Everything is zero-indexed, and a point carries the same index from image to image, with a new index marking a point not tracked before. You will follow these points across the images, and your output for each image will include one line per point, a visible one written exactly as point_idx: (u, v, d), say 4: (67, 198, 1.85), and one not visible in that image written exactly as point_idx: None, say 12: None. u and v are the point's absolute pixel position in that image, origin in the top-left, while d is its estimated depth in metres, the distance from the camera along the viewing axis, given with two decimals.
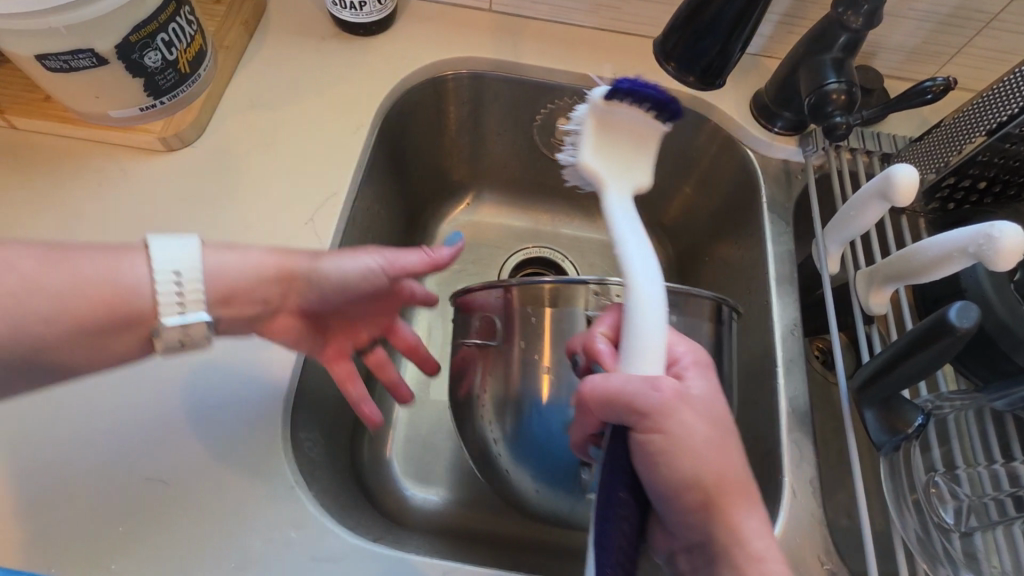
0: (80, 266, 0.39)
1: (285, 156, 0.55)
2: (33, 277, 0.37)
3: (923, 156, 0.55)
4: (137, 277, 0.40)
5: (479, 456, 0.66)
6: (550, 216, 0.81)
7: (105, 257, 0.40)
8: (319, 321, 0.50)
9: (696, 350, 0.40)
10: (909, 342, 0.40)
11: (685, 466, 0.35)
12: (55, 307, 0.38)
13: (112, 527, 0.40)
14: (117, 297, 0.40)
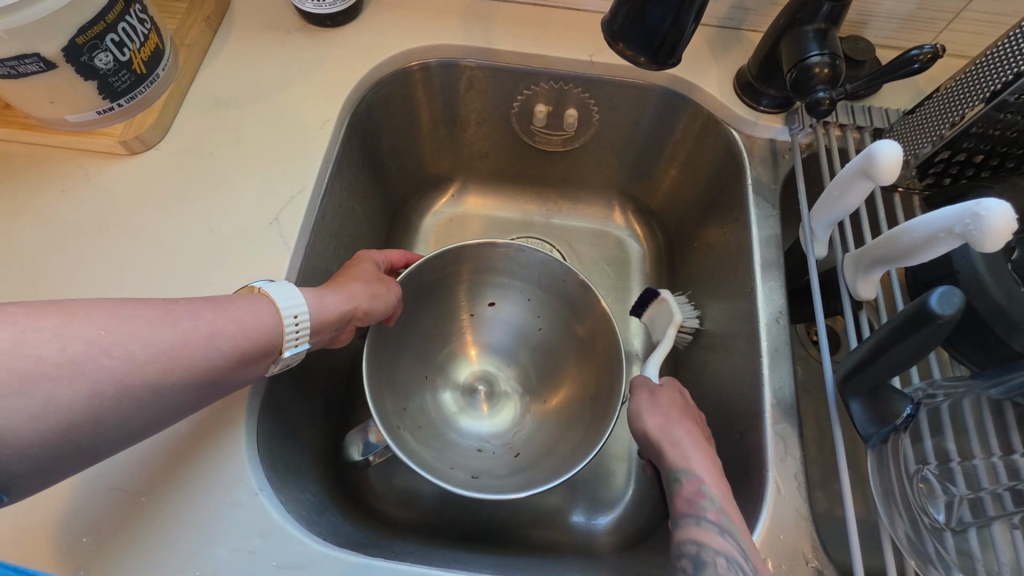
0: (235, 316, 0.39)
1: (250, 154, 0.54)
2: (206, 333, 0.37)
3: (916, 131, 0.52)
4: (264, 320, 0.41)
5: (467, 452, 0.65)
6: (537, 205, 0.79)
7: (244, 303, 0.40)
8: (353, 298, 0.49)
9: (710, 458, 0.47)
10: (892, 330, 0.37)
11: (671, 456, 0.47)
12: (217, 361, 0.37)
13: (78, 536, 0.40)
14: (266, 347, 0.40)
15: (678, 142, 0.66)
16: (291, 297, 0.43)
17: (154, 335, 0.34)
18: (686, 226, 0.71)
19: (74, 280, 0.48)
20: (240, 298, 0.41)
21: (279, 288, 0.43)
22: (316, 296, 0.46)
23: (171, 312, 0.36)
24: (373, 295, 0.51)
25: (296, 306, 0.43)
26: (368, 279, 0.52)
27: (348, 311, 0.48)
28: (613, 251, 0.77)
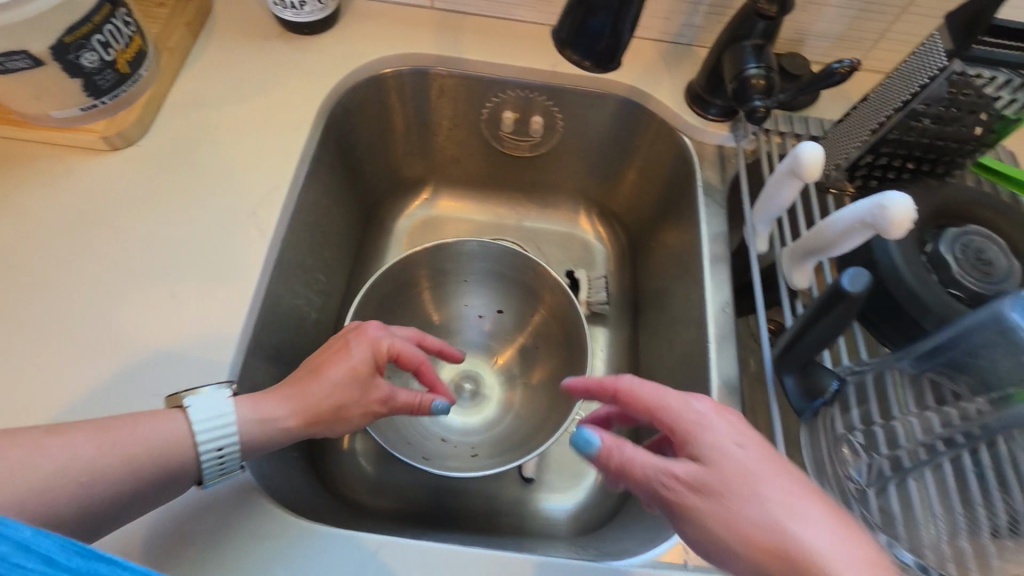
0: (145, 441, 0.39)
1: (230, 152, 0.57)
2: (122, 487, 0.37)
3: (845, 137, 0.57)
4: (183, 446, 0.40)
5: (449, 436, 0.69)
6: (508, 209, 0.83)
7: (153, 425, 0.40)
8: (310, 403, 0.45)
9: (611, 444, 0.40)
10: (813, 310, 0.41)
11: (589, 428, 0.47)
12: (142, 489, 0.38)
13: None
14: (184, 470, 0.40)
15: (636, 149, 0.71)
16: (217, 413, 0.41)
17: (83, 495, 0.36)
18: (646, 227, 0.75)
19: (54, 268, 0.50)
20: (150, 417, 0.40)
21: (206, 403, 0.42)
22: (252, 405, 0.43)
23: (73, 442, 0.36)
24: (337, 407, 0.46)
25: (223, 433, 0.41)
26: (333, 380, 0.46)
27: (302, 429, 0.45)
28: (579, 252, 0.82)
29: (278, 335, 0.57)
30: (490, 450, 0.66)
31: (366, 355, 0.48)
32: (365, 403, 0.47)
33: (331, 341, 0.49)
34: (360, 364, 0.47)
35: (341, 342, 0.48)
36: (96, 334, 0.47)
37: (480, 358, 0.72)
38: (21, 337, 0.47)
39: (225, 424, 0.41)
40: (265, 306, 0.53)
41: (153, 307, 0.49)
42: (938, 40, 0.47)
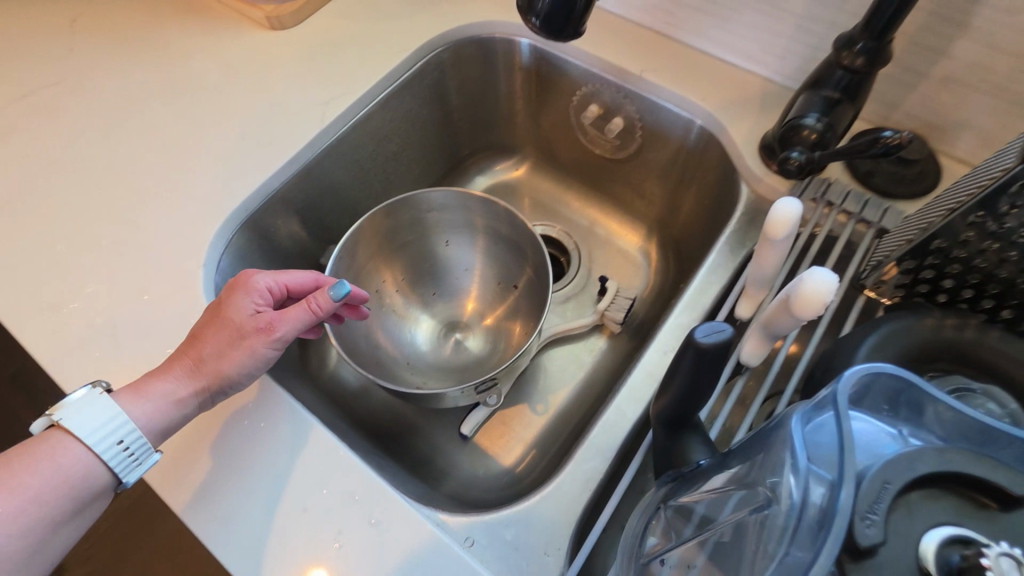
0: (45, 477, 0.42)
1: (344, 56, 0.70)
2: (39, 510, 0.42)
3: (898, 234, 0.48)
4: (83, 463, 0.43)
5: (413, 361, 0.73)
6: (578, 202, 0.84)
7: (42, 460, 0.42)
8: (198, 368, 0.47)
9: (305, 312, 0.51)
10: (677, 357, 0.37)
11: (291, 319, 0.51)
12: (61, 518, 0.43)
13: (98, 243, 0.58)
14: (104, 482, 0.44)
15: (700, 183, 0.67)
16: (98, 428, 0.44)
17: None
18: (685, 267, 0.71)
19: (195, 94, 0.68)
20: (37, 455, 0.42)
21: (82, 419, 0.43)
22: (136, 394, 0.45)
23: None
24: (224, 356, 0.47)
25: (116, 434, 0.43)
26: (213, 339, 0.48)
27: (199, 393, 0.47)
28: (620, 269, 0.80)
29: (311, 207, 0.69)
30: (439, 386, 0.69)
31: (246, 306, 0.50)
32: (258, 343, 0.49)
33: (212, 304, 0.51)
34: (240, 318, 0.49)
35: (217, 302, 0.50)
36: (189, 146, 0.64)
37: (461, 308, 0.75)
38: (153, 130, 0.65)
39: (109, 423, 0.44)
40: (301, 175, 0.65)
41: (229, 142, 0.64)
42: (1014, 145, 0.37)
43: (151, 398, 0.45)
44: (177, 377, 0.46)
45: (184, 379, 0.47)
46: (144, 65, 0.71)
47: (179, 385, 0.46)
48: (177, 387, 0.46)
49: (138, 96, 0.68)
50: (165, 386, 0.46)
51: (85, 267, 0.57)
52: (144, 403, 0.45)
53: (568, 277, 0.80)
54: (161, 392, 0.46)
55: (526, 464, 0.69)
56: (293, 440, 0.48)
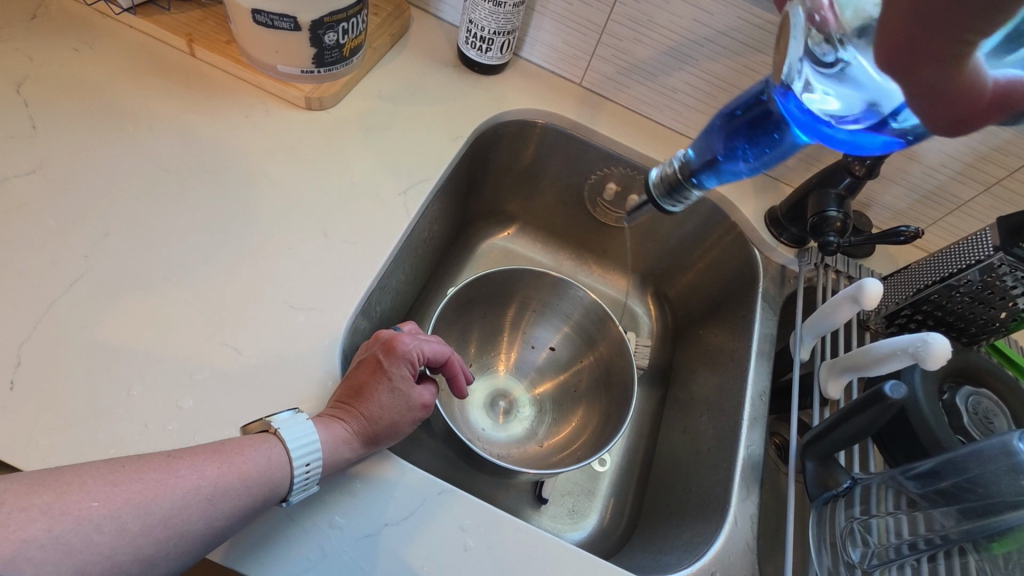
0: (247, 459, 0.41)
1: (397, 139, 0.67)
2: (207, 494, 0.38)
3: (891, 291, 0.68)
4: (273, 461, 0.42)
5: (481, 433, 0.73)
6: (574, 263, 0.94)
7: (251, 450, 0.41)
8: (356, 412, 0.47)
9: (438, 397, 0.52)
10: (853, 405, 0.49)
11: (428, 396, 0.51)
12: (213, 514, 0.38)
13: (185, 377, 0.47)
14: (270, 493, 0.41)
15: (707, 248, 0.82)
16: (303, 439, 0.43)
17: (153, 505, 0.36)
18: (696, 316, 0.86)
19: (237, 182, 0.59)
20: (248, 442, 0.42)
21: (291, 425, 0.44)
22: (324, 425, 0.45)
23: (173, 468, 0.38)
24: (388, 417, 0.47)
25: (307, 451, 0.43)
26: (382, 398, 0.48)
27: (363, 445, 0.46)
28: (628, 321, 0.91)
29: (382, 298, 0.65)
30: (513, 461, 0.71)
31: (404, 372, 0.49)
32: (411, 413, 0.49)
33: (365, 359, 0.50)
34: (398, 383, 0.49)
35: (374, 360, 0.50)
36: (256, 245, 0.55)
37: (519, 378, 0.79)
38: (198, 227, 0.55)
39: (306, 442, 0.43)
40: (387, 268, 0.61)
41: (306, 238, 0.57)
42: (989, 234, 0.58)
43: (323, 429, 0.44)
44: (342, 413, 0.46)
45: (348, 415, 0.46)
46: (151, 146, 0.58)
47: (343, 418, 0.46)
48: (341, 420, 0.46)
49: (159, 186, 0.56)
50: (333, 420, 0.45)
51: (184, 410, 0.46)
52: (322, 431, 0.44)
53: None
54: (330, 425, 0.45)
55: (609, 513, 0.75)
56: (519, 550, 0.47)
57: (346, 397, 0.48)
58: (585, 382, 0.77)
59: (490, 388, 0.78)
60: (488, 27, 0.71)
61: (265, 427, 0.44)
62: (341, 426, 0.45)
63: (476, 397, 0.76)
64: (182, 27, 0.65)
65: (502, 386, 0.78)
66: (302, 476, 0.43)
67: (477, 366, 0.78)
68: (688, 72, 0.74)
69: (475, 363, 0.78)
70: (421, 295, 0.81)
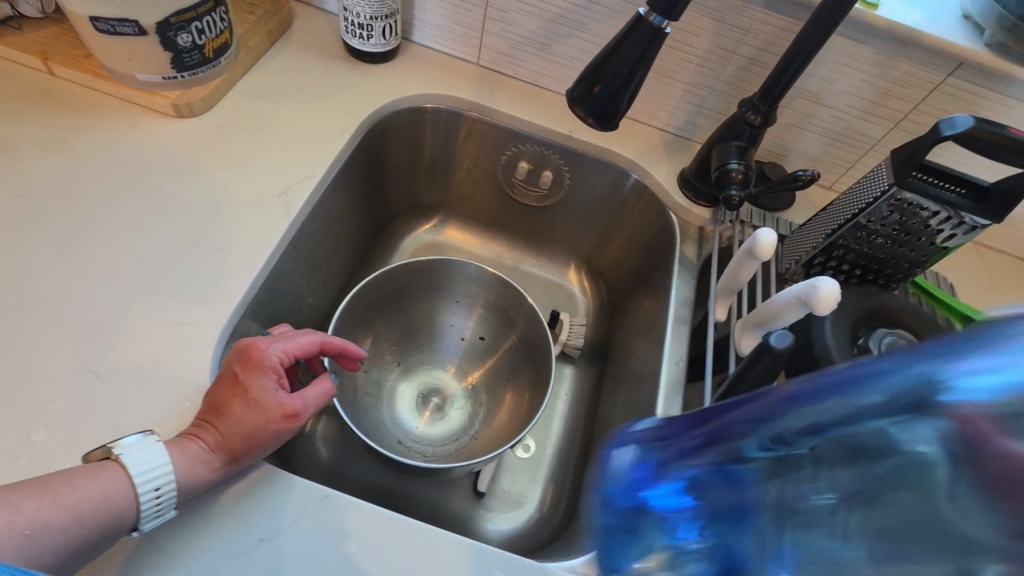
0: (76, 490, 0.39)
1: (279, 137, 0.65)
2: (25, 531, 0.36)
3: (804, 239, 0.66)
4: (108, 488, 0.40)
5: (409, 434, 0.71)
6: (503, 248, 0.92)
7: (83, 480, 0.39)
8: (216, 432, 0.44)
9: (319, 396, 0.50)
10: (747, 364, 0.47)
11: (305, 397, 0.49)
12: (34, 550, 0.36)
13: (43, 408, 0.45)
14: (109, 525, 0.39)
15: (628, 217, 0.80)
16: (150, 463, 0.41)
17: None
18: (627, 288, 0.84)
19: (101, 200, 0.56)
20: (81, 470, 0.40)
21: (136, 451, 0.42)
22: (178, 449, 0.43)
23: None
24: (250, 430, 0.45)
25: (157, 476, 0.41)
26: (243, 413, 0.45)
27: (226, 463, 0.44)
28: (563, 301, 0.90)
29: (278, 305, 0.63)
30: (443, 459, 0.69)
31: (266, 381, 0.47)
32: (281, 422, 0.47)
33: (225, 372, 0.47)
34: (261, 394, 0.46)
35: (232, 373, 0.47)
36: (121, 262, 0.53)
37: (444, 369, 0.77)
38: (55, 251, 0.52)
39: (154, 467, 0.41)
40: (272, 274, 0.59)
41: (176, 250, 0.54)
42: (884, 169, 0.56)
43: (175, 455, 0.42)
44: (200, 436, 0.44)
45: (206, 436, 0.44)
46: (6, 172, 0.56)
47: (201, 441, 0.44)
48: (198, 443, 0.44)
49: (15, 212, 0.54)
50: (188, 443, 0.43)
51: (36, 443, 0.43)
52: (174, 457, 0.42)
53: None
54: (185, 449, 0.43)
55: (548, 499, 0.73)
56: (410, 551, 0.45)
57: (205, 416, 0.46)
58: (512, 368, 0.75)
59: (412, 385, 0.75)
60: (364, 13, 0.68)
61: (107, 454, 0.42)
62: (197, 449, 0.43)
63: (401, 398, 0.74)
64: (37, 45, 0.62)
65: (425, 381, 0.76)
66: (152, 502, 0.41)
67: (394, 366, 0.75)
68: (578, 37, 0.71)
69: (394, 362, 0.75)
70: (340, 298, 0.79)
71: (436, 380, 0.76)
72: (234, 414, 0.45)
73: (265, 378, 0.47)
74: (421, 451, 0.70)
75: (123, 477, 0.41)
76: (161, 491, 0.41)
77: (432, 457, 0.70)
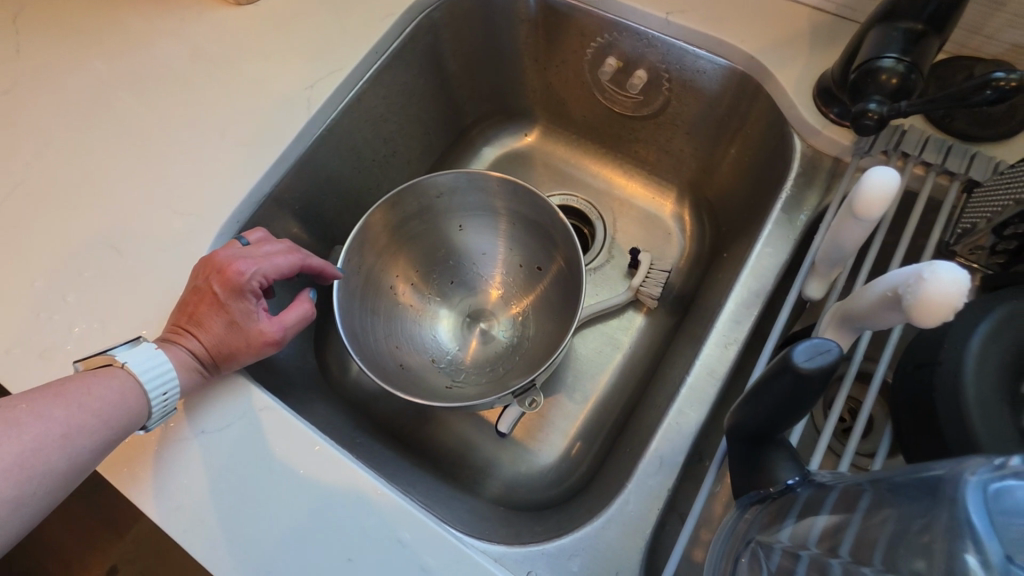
0: (93, 396, 0.42)
1: (323, 27, 0.61)
2: (59, 434, 0.41)
3: (1003, 189, 0.40)
4: (120, 391, 0.43)
5: (440, 362, 0.67)
6: (593, 166, 0.78)
7: (95, 384, 0.43)
8: (196, 347, 0.46)
9: (299, 320, 0.51)
10: (767, 380, 0.31)
11: (285, 319, 0.50)
12: (72, 450, 0.41)
13: (75, 275, 0.51)
14: (131, 421, 0.43)
15: (739, 137, 0.59)
16: (152, 369, 0.44)
17: (1, 453, 0.39)
18: (729, 232, 0.64)
19: (159, 89, 0.60)
20: (93, 378, 0.44)
21: (140, 358, 0.45)
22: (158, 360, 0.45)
23: (12, 418, 0.40)
24: (229, 347, 0.47)
25: (163, 380, 0.44)
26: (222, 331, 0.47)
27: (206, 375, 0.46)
28: (653, 237, 0.74)
29: (308, 207, 0.62)
30: (470, 390, 0.65)
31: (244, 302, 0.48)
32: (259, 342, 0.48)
33: (200, 287, 0.48)
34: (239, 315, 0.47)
35: (209, 290, 0.47)
36: (161, 150, 0.56)
37: (486, 296, 0.70)
38: (115, 135, 0.58)
39: (156, 373, 0.44)
40: (293, 174, 0.58)
41: (203, 143, 0.56)
42: None
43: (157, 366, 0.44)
44: (181, 348, 0.46)
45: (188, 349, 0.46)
46: (98, 58, 0.62)
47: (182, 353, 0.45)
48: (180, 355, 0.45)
49: (97, 96, 0.60)
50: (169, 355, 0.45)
51: (66, 303, 0.50)
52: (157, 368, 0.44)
53: (595, 250, 0.74)
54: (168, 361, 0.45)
55: (571, 458, 0.65)
56: (328, 483, 0.43)
57: (183, 329, 0.47)
58: (554, 307, 0.65)
59: (448, 309, 0.70)
60: None
61: (111, 362, 0.45)
62: (178, 361, 0.45)
63: (435, 323, 0.69)
64: None
65: (467, 307, 0.70)
66: (163, 402, 0.44)
67: (430, 288, 0.70)
68: None
69: (433, 281, 0.70)
70: None
71: (475, 308, 0.70)
72: (215, 331, 0.47)
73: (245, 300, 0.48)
74: (451, 381, 0.66)
75: (133, 381, 0.44)
76: (168, 392, 0.44)
77: (462, 388, 0.65)
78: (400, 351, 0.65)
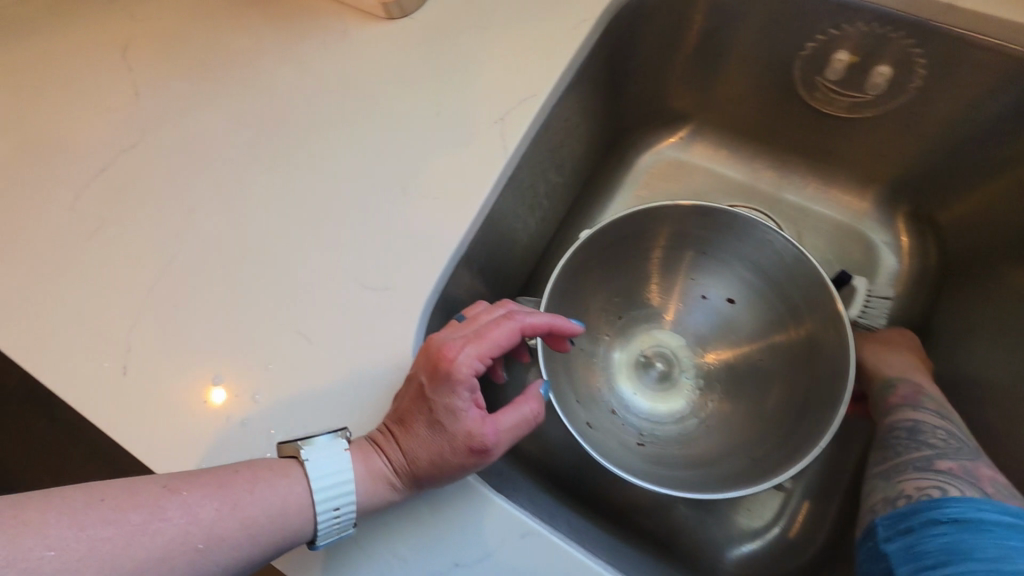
0: (263, 499, 0.35)
1: (500, 40, 0.51)
2: (200, 541, 0.32)
3: None
4: (296, 499, 0.35)
5: (626, 415, 0.57)
6: (779, 174, 0.67)
7: (270, 484, 0.35)
8: (399, 452, 0.38)
9: (515, 428, 0.39)
10: None
11: (500, 425, 0.38)
12: (206, 565, 0.32)
13: (263, 364, 0.43)
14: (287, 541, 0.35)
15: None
16: (337, 477, 0.37)
17: (125, 553, 0.30)
18: (989, 254, 0.54)
19: (314, 127, 0.51)
20: (268, 473, 0.36)
21: (327, 458, 0.37)
22: (359, 465, 0.37)
23: (162, 507, 0.32)
24: (433, 458, 0.37)
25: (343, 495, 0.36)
26: (427, 436, 0.37)
27: (407, 487, 0.38)
28: (858, 256, 0.63)
29: (490, 255, 0.53)
30: (671, 450, 0.55)
31: (456, 401, 0.37)
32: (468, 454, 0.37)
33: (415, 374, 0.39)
34: (449, 416, 0.37)
35: (422, 381, 0.38)
36: (332, 203, 0.48)
37: (675, 335, 0.61)
38: (274, 187, 0.49)
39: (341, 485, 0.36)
40: (487, 223, 0.49)
41: (383, 193, 0.47)
42: None
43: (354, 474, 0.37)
44: (383, 450, 0.38)
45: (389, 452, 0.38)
46: (234, 93, 0.53)
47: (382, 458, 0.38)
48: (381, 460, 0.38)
49: (242, 139, 0.51)
50: (370, 460, 0.38)
51: (257, 403, 0.42)
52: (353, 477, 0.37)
53: None
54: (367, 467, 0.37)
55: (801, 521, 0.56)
56: None
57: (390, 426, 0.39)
58: (775, 351, 0.56)
59: (627, 351, 0.61)
60: None
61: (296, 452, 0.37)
62: (381, 467, 0.37)
63: (613, 368, 0.60)
64: None
65: (651, 350, 0.61)
66: (336, 522, 0.36)
67: (609, 327, 0.61)
68: None
69: (612, 320, 0.61)
70: (558, 234, 0.65)
71: (661, 351, 0.61)
72: (420, 437, 0.37)
73: (455, 397, 0.37)
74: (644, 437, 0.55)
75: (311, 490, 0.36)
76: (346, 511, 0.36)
77: (661, 447, 0.55)
78: (586, 404, 0.55)
